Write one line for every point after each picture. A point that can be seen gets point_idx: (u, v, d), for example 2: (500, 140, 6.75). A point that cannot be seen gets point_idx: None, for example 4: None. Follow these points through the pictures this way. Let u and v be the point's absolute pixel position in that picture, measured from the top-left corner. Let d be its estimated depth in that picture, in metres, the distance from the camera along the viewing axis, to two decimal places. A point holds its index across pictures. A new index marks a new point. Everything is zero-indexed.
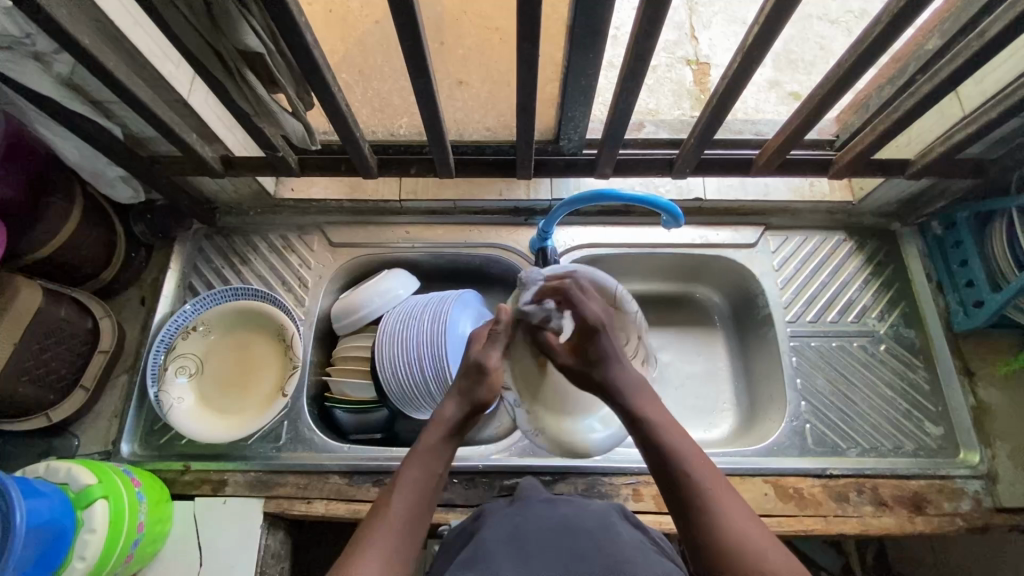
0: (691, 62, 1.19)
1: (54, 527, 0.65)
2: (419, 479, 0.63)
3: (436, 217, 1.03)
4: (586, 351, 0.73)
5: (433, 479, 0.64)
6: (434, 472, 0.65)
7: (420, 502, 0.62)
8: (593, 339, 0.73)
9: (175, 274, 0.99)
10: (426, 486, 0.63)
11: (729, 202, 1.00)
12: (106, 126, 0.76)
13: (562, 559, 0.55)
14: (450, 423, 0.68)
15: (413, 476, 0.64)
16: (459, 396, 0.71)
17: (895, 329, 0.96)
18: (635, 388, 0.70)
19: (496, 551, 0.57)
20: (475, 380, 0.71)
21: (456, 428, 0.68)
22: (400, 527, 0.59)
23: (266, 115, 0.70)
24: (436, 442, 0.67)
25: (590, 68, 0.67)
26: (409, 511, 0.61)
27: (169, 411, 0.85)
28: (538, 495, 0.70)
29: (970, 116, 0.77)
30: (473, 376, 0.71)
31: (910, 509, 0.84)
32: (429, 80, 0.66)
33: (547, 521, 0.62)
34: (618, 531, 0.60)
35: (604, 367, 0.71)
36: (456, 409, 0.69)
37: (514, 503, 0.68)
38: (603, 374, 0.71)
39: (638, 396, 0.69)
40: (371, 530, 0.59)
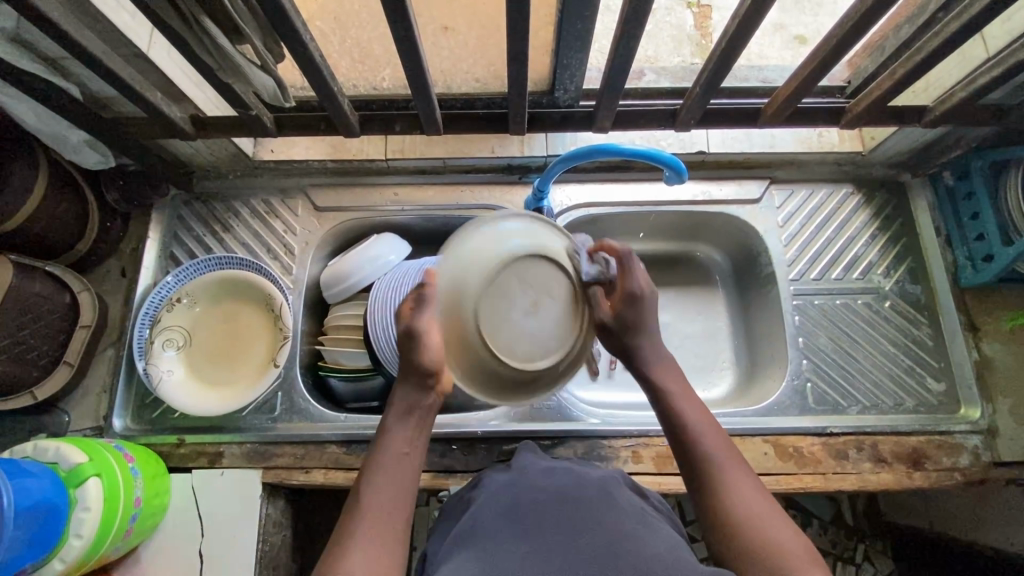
0: (692, 3, 1.10)
1: (45, 508, 0.64)
2: (389, 462, 0.58)
3: (425, 176, 0.98)
4: (624, 317, 0.63)
5: (404, 458, 0.58)
6: (405, 452, 0.59)
7: (396, 485, 0.57)
8: (635, 306, 0.63)
9: (155, 243, 0.94)
10: (400, 472, 0.57)
11: (734, 155, 0.94)
12: (61, 86, 0.70)
13: (554, 529, 0.54)
14: (408, 402, 0.60)
15: (382, 461, 0.58)
16: (407, 373, 0.60)
17: (900, 286, 0.93)
18: (657, 363, 0.65)
19: (491, 523, 0.56)
20: (408, 350, 0.58)
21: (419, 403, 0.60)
22: (382, 518, 0.55)
23: (233, 71, 0.64)
24: (397, 423, 0.60)
25: (587, 10, 0.61)
26: (387, 498, 0.56)
27: (158, 384, 0.83)
28: (536, 463, 0.68)
29: (998, 57, 0.71)
30: (407, 345, 0.57)
31: (909, 464, 0.84)
32: (409, 27, 0.59)
33: (543, 489, 0.61)
34: (614, 497, 0.59)
35: (636, 337, 0.64)
36: (411, 386, 0.60)
37: (513, 471, 0.67)
38: (635, 341, 0.64)
39: (660, 370, 0.65)
40: (347, 528, 0.54)
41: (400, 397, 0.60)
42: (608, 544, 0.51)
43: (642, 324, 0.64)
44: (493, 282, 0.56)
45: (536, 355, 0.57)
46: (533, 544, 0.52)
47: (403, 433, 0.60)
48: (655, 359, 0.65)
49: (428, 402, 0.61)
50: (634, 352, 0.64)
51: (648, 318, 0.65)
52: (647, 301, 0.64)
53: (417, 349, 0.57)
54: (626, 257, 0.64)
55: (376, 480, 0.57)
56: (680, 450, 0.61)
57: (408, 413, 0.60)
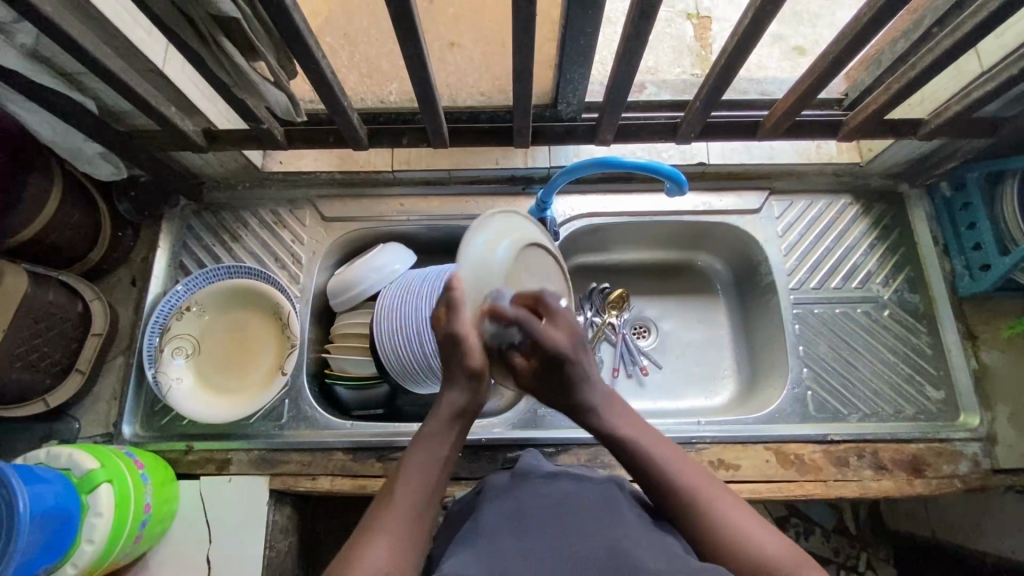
0: (692, 16, 1.13)
1: (59, 513, 0.65)
2: (426, 464, 0.59)
3: (430, 187, 1.00)
4: (541, 377, 0.65)
5: (440, 462, 0.59)
6: (440, 456, 0.60)
7: (428, 487, 0.58)
8: (557, 369, 0.64)
9: (164, 253, 0.96)
10: (433, 475, 0.58)
11: (733, 166, 0.96)
12: (79, 101, 0.72)
13: (558, 530, 0.55)
14: (453, 406, 0.62)
15: (419, 461, 0.59)
16: (453, 378, 0.62)
17: (899, 294, 0.95)
18: (600, 404, 0.66)
19: (493, 529, 0.56)
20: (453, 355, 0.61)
21: (463, 410, 0.62)
22: (411, 517, 0.55)
23: (247, 86, 0.66)
24: (441, 425, 0.61)
25: (590, 26, 0.63)
26: (418, 498, 0.57)
27: (168, 391, 0.85)
28: (539, 469, 0.68)
29: (991, 72, 0.73)
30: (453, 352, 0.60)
31: (909, 472, 0.85)
32: (418, 45, 0.62)
33: (545, 495, 0.61)
34: (616, 500, 0.60)
35: (568, 394, 0.65)
36: (461, 392, 0.62)
37: (515, 477, 0.67)
38: (568, 400, 0.66)
39: (606, 411, 0.66)
40: (375, 521, 0.54)
41: (449, 398, 0.62)
42: (610, 546, 0.52)
43: (573, 377, 0.65)
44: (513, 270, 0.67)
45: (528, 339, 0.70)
46: (537, 544, 0.53)
47: (444, 436, 0.61)
48: (598, 399, 0.66)
49: (472, 407, 0.63)
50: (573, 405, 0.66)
51: (581, 372, 0.65)
52: (568, 361, 0.64)
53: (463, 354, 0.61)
54: (528, 322, 0.62)
55: (410, 479, 0.57)
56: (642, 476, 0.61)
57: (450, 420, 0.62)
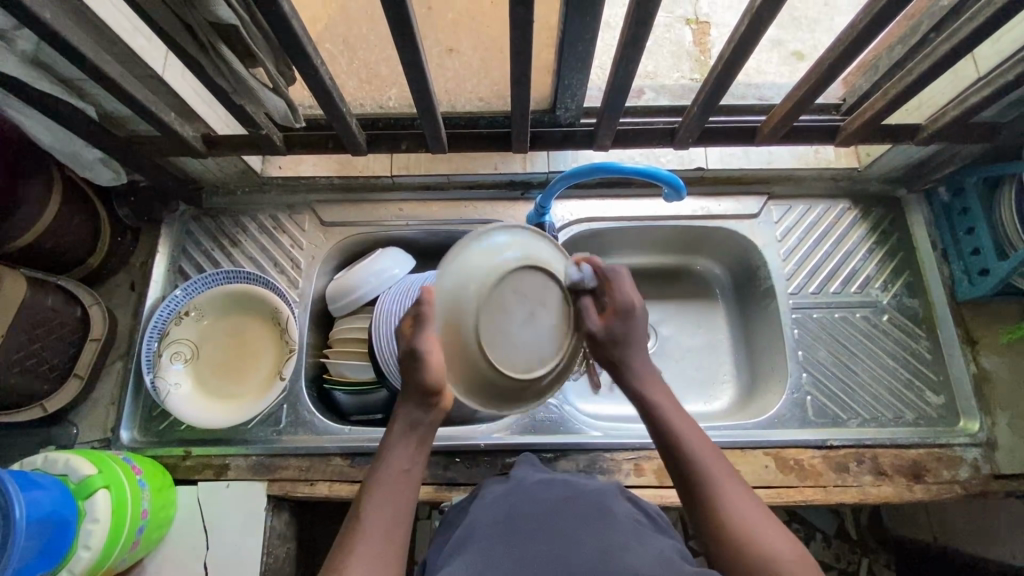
0: (690, 21, 1.13)
1: (56, 519, 0.65)
2: (388, 482, 0.59)
3: (429, 192, 1.00)
4: (612, 329, 0.66)
5: (403, 478, 0.60)
6: (402, 471, 0.60)
7: (395, 504, 0.58)
8: (626, 318, 0.66)
9: (163, 258, 0.96)
10: (396, 493, 0.59)
11: (732, 171, 0.97)
12: (79, 107, 0.73)
13: (551, 536, 0.55)
14: (410, 420, 0.61)
15: (381, 481, 0.59)
16: (409, 392, 0.61)
17: (898, 299, 0.95)
18: (646, 376, 0.67)
19: (489, 534, 0.57)
20: (412, 368, 0.60)
21: (419, 422, 0.61)
22: (380, 537, 0.56)
23: (246, 93, 0.66)
24: (399, 441, 0.61)
25: (588, 32, 0.63)
26: (386, 517, 0.57)
27: (166, 397, 0.84)
28: (533, 476, 0.69)
29: (987, 77, 0.73)
30: (411, 365, 0.59)
31: (909, 477, 0.84)
32: (416, 51, 0.62)
33: (540, 501, 0.61)
34: (609, 507, 0.60)
35: (626, 349, 0.67)
36: (414, 406, 0.61)
37: (509, 483, 0.68)
38: (623, 353, 0.67)
39: (648, 379, 0.68)
40: (345, 545, 0.55)
41: (404, 412, 0.62)
42: (603, 550, 0.52)
43: (632, 335, 0.67)
44: (492, 295, 0.59)
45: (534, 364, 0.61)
46: (530, 548, 0.53)
47: (404, 450, 0.61)
48: (645, 372, 0.68)
49: (432, 421, 0.62)
50: (618, 361, 0.67)
51: (637, 334, 0.68)
52: (636, 313, 0.67)
53: (416, 368, 0.59)
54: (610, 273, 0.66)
55: (375, 498, 0.58)
56: (677, 471, 0.61)
57: (410, 432, 0.61)
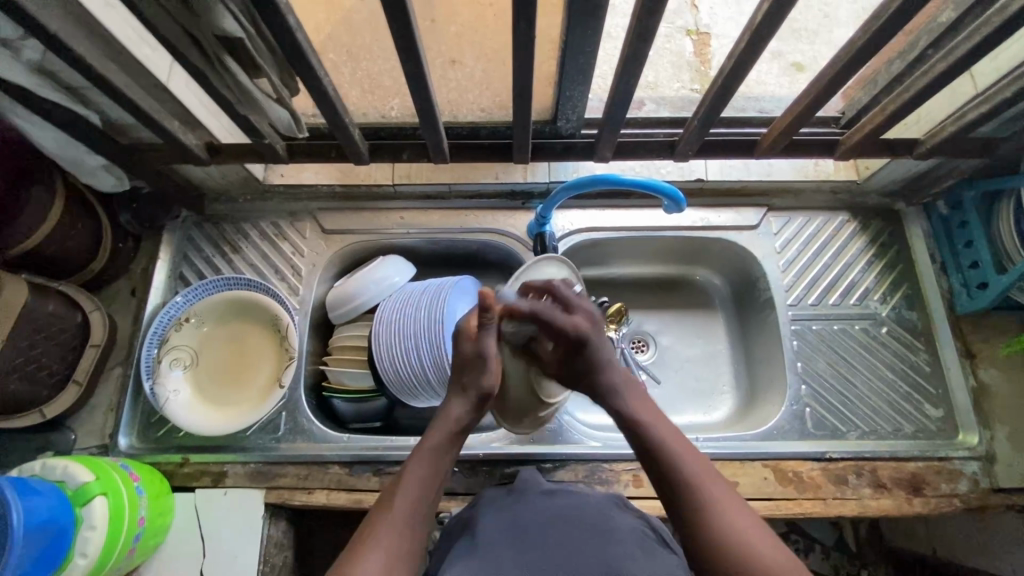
0: (691, 32, 1.14)
1: (53, 526, 0.65)
2: (428, 477, 0.60)
3: (430, 201, 1.00)
4: (570, 362, 0.67)
5: (440, 477, 0.61)
6: (441, 471, 0.62)
7: (426, 502, 0.59)
8: (583, 351, 0.66)
9: (164, 264, 0.96)
10: (432, 487, 0.60)
11: (731, 183, 0.98)
12: (83, 115, 0.73)
13: (554, 549, 0.55)
14: (458, 423, 0.63)
15: (422, 474, 0.60)
16: (464, 391, 0.65)
17: (896, 312, 0.95)
18: (624, 388, 0.67)
19: (495, 545, 0.56)
20: (473, 370, 0.64)
21: (466, 426, 0.64)
22: (406, 532, 0.56)
23: (250, 103, 0.67)
24: (443, 439, 0.62)
25: (589, 45, 0.64)
26: (417, 511, 0.58)
27: (164, 404, 0.84)
28: (537, 486, 0.69)
29: (984, 94, 0.74)
30: (475, 368, 0.64)
31: (908, 491, 0.84)
32: (419, 63, 0.62)
33: (544, 513, 0.61)
34: (612, 518, 0.60)
35: (595, 375, 0.67)
36: (463, 407, 0.64)
37: (514, 492, 0.67)
38: (593, 381, 0.67)
39: (630, 396, 0.66)
40: (372, 533, 0.55)
41: (450, 413, 0.64)
42: (609, 567, 0.52)
43: (596, 363, 0.66)
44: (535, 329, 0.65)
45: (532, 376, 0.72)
46: (531, 562, 0.54)
47: (445, 450, 0.63)
48: (622, 389, 0.67)
49: (477, 422, 0.65)
50: (591, 387, 0.67)
51: (605, 358, 0.67)
52: (590, 343, 0.65)
53: (476, 375, 0.64)
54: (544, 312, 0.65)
55: (411, 491, 0.59)
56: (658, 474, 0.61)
57: (457, 434, 0.63)
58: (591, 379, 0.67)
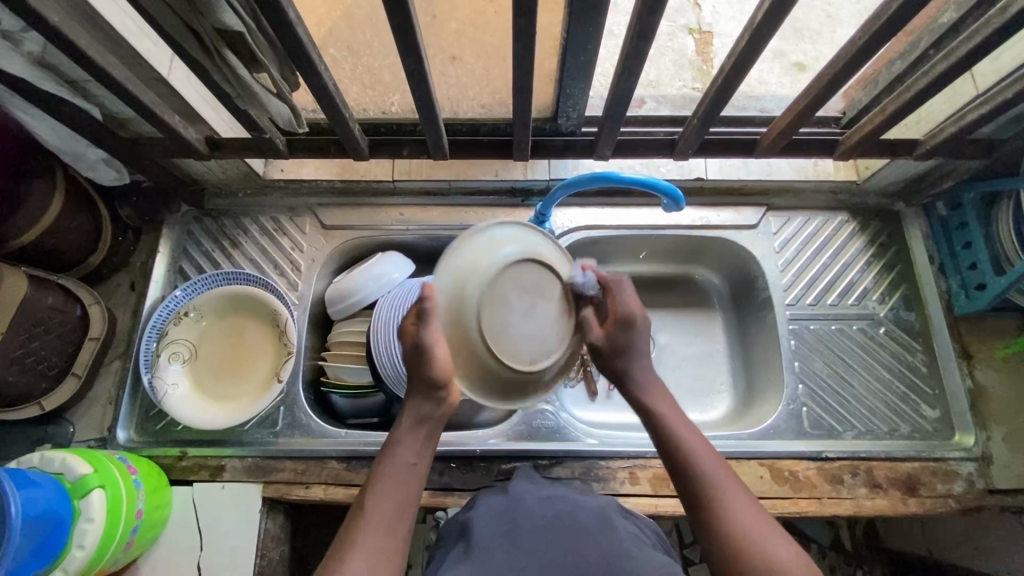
0: (693, 31, 1.14)
1: (51, 518, 0.65)
2: (396, 474, 0.60)
3: (430, 198, 1.00)
4: (614, 339, 0.66)
5: (410, 470, 0.60)
6: (411, 464, 0.61)
7: (400, 498, 0.58)
8: (628, 329, 0.66)
9: (164, 258, 0.97)
10: (404, 482, 0.59)
11: (731, 182, 0.97)
12: (84, 108, 0.73)
13: (554, 553, 0.56)
14: (421, 414, 0.62)
15: (390, 471, 0.60)
16: (422, 386, 0.61)
17: (894, 312, 0.95)
18: (646, 383, 0.67)
19: (493, 547, 0.57)
20: (422, 364, 0.59)
21: (430, 416, 0.62)
22: (384, 533, 0.56)
23: (250, 98, 0.67)
24: (407, 433, 0.61)
25: (590, 43, 0.64)
26: (392, 510, 0.58)
27: (163, 397, 0.85)
28: (531, 491, 0.69)
29: (985, 95, 0.74)
30: (421, 360, 0.59)
31: (904, 491, 0.85)
32: (420, 59, 0.62)
33: (539, 516, 0.62)
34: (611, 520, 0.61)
35: (627, 362, 0.67)
36: (422, 400, 0.62)
37: (508, 497, 0.68)
38: (625, 365, 0.67)
39: (653, 388, 0.67)
40: (351, 539, 0.56)
41: (411, 407, 0.62)
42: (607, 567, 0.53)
43: (635, 346, 0.67)
44: (490, 291, 0.56)
45: (537, 355, 0.58)
46: (530, 563, 0.54)
47: (411, 443, 0.61)
48: (646, 380, 0.67)
49: (440, 415, 0.63)
50: (621, 373, 0.67)
51: (639, 344, 0.67)
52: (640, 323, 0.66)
53: (432, 361, 0.59)
54: (615, 285, 0.67)
55: (382, 490, 0.59)
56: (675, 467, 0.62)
57: (421, 424, 0.62)
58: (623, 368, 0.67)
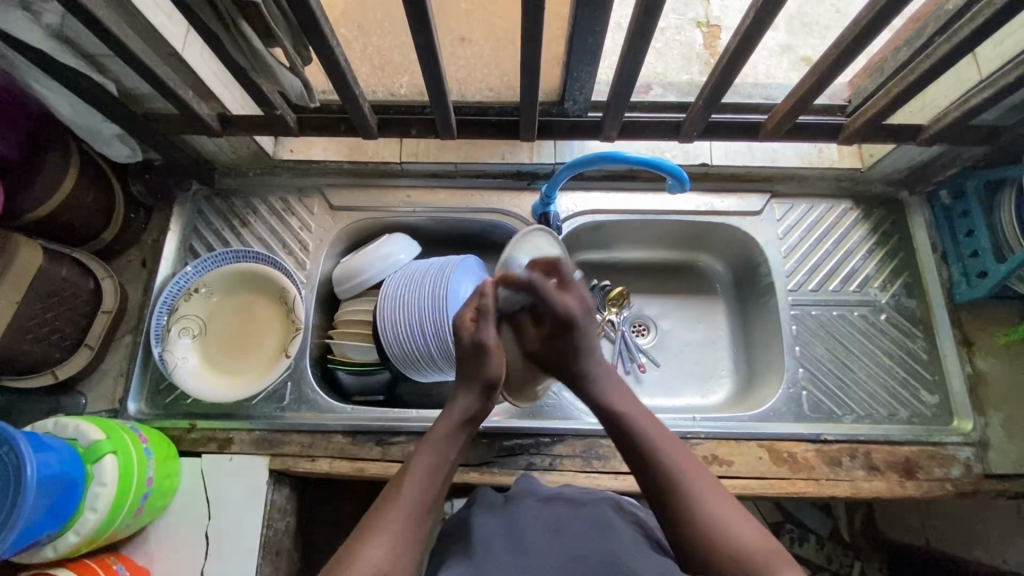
0: (702, 24, 1.14)
1: (65, 480, 0.67)
2: (433, 464, 0.63)
3: (438, 180, 1.01)
4: (551, 341, 0.73)
5: (446, 465, 0.64)
6: (447, 459, 0.65)
7: (431, 489, 0.62)
8: (567, 333, 0.71)
9: (175, 235, 0.98)
10: (437, 474, 0.63)
11: (736, 167, 0.98)
12: (100, 82, 0.75)
13: (551, 557, 0.56)
14: (465, 411, 0.68)
15: (427, 461, 0.63)
16: (470, 383, 0.69)
17: (896, 299, 0.96)
18: (606, 387, 0.71)
19: (495, 549, 0.58)
20: (478, 360, 0.68)
21: (474, 415, 0.68)
22: (412, 517, 0.59)
23: (263, 69, 0.69)
24: (450, 429, 0.66)
25: (598, 25, 0.64)
26: (423, 496, 0.61)
27: (173, 370, 0.87)
28: (533, 493, 0.70)
29: (988, 79, 0.74)
30: (475, 358, 0.68)
31: (901, 474, 0.86)
32: (430, 35, 0.63)
33: (541, 518, 0.62)
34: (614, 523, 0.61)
35: (576, 360, 0.72)
36: (471, 398, 0.68)
37: (509, 501, 0.68)
38: (576, 365, 0.72)
39: (606, 382, 0.71)
40: (379, 519, 0.58)
41: (456, 406, 0.68)
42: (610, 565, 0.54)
43: (581, 343, 0.72)
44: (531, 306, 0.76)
45: None
46: (525, 565, 0.55)
47: (451, 439, 0.66)
48: (603, 381, 0.71)
49: (480, 417, 0.69)
50: (573, 373, 0.72)
51: (587, 341, 0.72)
52: (577, 325, 0.71)
53: (481, 362, 0.68)
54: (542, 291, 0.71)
55: (416, 477, 0.62)
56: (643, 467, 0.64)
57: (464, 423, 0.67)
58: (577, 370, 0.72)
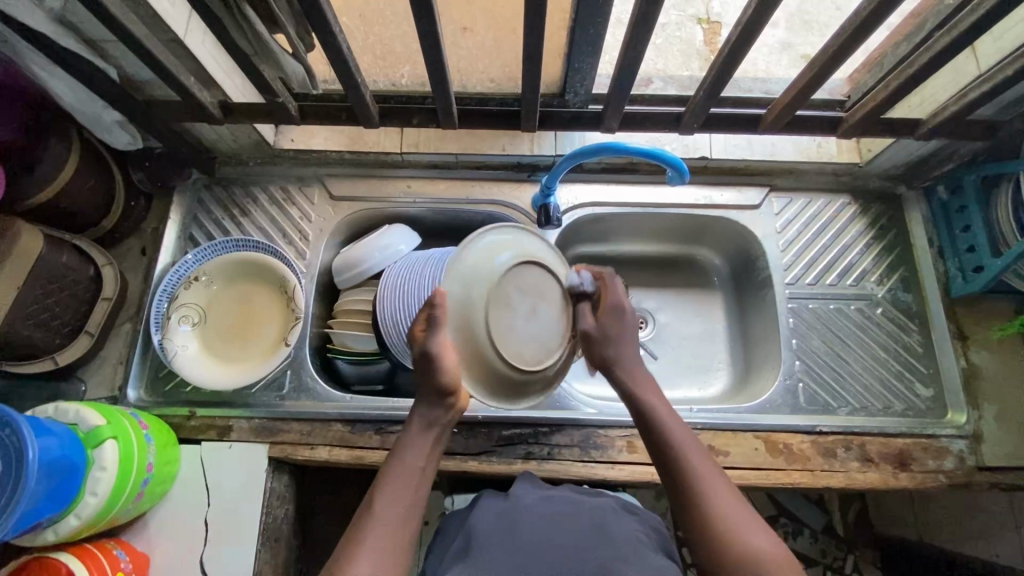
0: (702, 20, 1.15)
1: (67, 463, 0.67)
2: (401, 476, 0.63)
3: (438, 171, 1.02)
4: (605, 326, 0.70)
5: (416, 473, 0.64)
6: (416, 467, 0.64)
7: (407, 500, 0.62)
8: (618, 317, 0.71)
9: (175, 224, 0.98)
10: (409, 484, 0.63)
11: (736, 161, 0.98)
12: (102, 68, 0.74)
13: (548, 560, 0.57)
14: (427, 419, 0.66)
15: (395, 474, 0.63)
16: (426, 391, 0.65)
17: (892, 293, 0.96)
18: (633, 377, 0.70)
19: (492, 547, 0.59)
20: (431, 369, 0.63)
21: (437, 421, 0.66)
22: (391, 533, 0.59)
23: (267, 54, 0.74)
24: (414, 439, 0.65)
25: (600, 17, 0.65)
26: (399, 510, 0.60)
27: (173, 357, 0.87)
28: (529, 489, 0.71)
29: (985, 74, 0.75)
30: (427, 366, 0.63)
31: (895, 466, 0.86)
32: (432, 23, 0.64)
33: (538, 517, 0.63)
34: (608, 522, 0.62)
35: (608, 347, 0.70)
36: (428, 405, 0.66)
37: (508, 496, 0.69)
38: (614, 351, 0.71)
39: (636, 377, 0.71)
40: (357, 539, 0.58)
41: (421, 414, 0.67)
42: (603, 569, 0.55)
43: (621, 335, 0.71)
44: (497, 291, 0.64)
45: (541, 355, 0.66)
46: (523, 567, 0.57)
47: (417, 448, 0.65)
48: (633, 372, 0.71)
49: (446, 421, 0.67)
50: (607, 359, 0.71)
51: (624, 332, 0.72)
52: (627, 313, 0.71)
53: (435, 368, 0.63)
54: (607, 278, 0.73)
55: (388, 492, 0.61)
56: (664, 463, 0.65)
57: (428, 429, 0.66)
58: (610, 357, 0.71)
